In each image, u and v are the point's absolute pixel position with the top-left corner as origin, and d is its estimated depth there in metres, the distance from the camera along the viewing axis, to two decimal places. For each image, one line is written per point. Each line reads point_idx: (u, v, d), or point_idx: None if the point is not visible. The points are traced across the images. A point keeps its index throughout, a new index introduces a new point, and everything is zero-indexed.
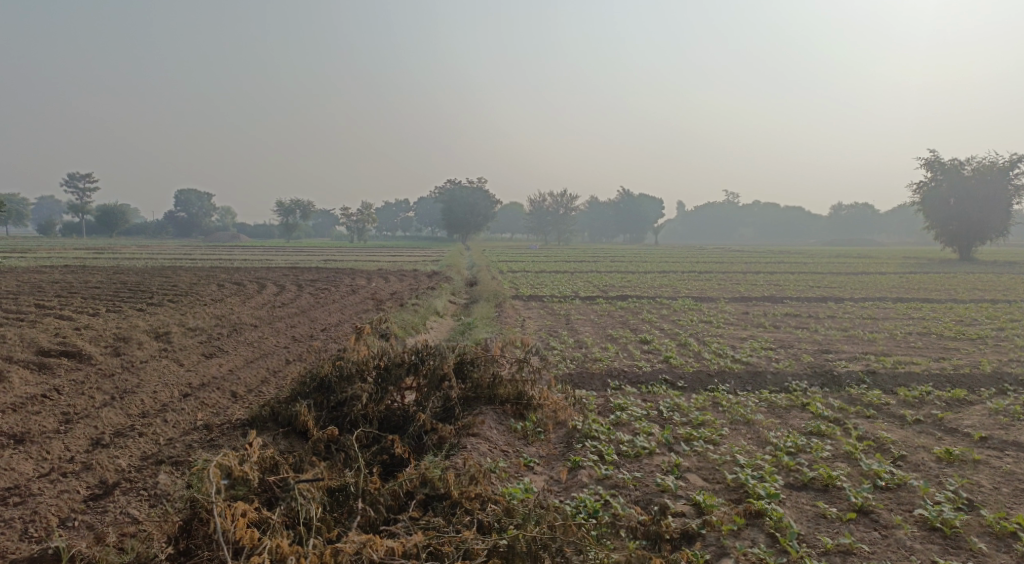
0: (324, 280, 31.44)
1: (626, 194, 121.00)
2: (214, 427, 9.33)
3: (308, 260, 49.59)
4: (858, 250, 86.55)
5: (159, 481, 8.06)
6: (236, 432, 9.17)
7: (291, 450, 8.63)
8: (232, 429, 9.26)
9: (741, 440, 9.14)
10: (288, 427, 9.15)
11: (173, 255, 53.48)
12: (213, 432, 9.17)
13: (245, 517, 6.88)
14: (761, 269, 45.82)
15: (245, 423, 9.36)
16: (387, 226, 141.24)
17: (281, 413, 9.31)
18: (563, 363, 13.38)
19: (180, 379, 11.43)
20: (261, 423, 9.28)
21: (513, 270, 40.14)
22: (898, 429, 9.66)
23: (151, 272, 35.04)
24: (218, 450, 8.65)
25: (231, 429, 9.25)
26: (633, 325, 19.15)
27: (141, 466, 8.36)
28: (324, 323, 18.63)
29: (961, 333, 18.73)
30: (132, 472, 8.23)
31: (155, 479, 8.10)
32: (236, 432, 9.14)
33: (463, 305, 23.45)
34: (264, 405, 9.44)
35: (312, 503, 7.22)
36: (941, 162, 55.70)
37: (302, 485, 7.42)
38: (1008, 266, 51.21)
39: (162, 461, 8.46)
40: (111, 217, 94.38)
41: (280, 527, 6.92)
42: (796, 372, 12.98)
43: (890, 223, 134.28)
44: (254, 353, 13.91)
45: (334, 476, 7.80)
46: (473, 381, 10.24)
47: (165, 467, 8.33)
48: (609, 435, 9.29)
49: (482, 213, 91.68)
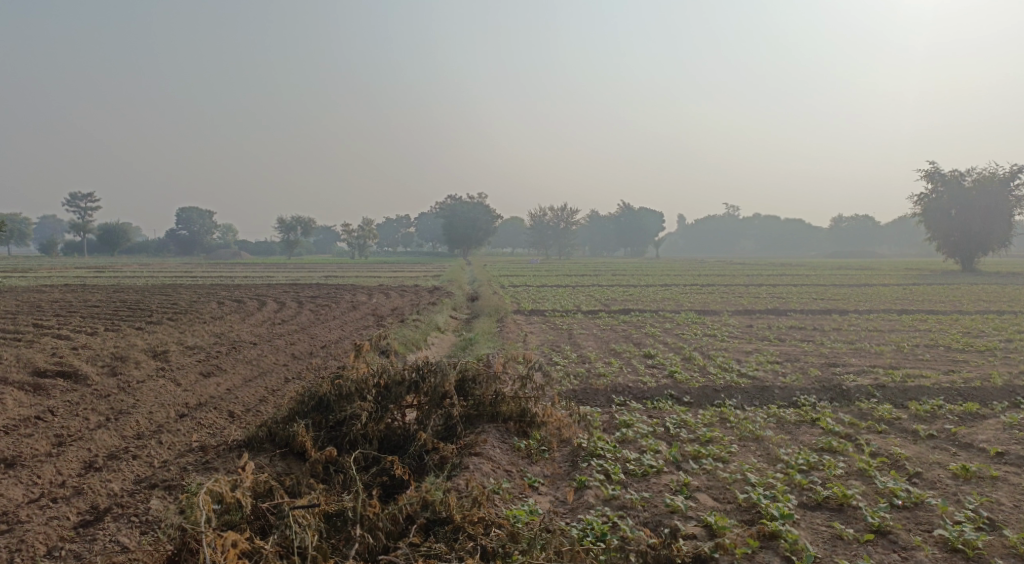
0: (324, 297, 31.25)
1: (627, 208, 120.98)
2: (210, 448, 9.09)
3: (308, 277, 49.40)
4: (860, 261, 86.47)
5: (151, 506, 7.83)
6: (232, 453, 8.93)
7: (288, 473, 8.41)
8: (228, 450, 9.02)
9: (751, 458, 8.90)
10: (285, 448, 8.93)
11: (174, 273, 53.23)
12: (208, 454, 8.93)
13: (235, 547, 6.65)
14: (763, 281, 45.62)
15: (241, 444, 9.13)
16: (388, 241, 141.27)
17: (278, 433, 9.09)
18: (566, 378, 13.16)
19: (177, 399, 11.18)
20: (258, 445, 9.06)
21: (514, 285, 39.96)
22: (912, 445, 9.41)
23: (152, 290, 34.90)
24: (212, 473, 8.40)
25: (226, 451, 9.01)
26: (636, 339, 18.93)
27: (134, 491, 8.13)
28: (323, 340, 18.43)
29: (968, 344, 18.47)
30: (124, 497, 8.01)
31: (147, 504, 7.87)
32: (232, 454, 8.91)
33: (464, 320, 23.25)
34: (260, 425, 9.21)
35: (307, 531, 6.98)
36: (941, 173, 55.59)
37: (297, 512, 7.18)
38: (1011, 277, 50.95)
39: (155, 485, 8.23)
40: (112, 235, 94.36)
41: (273, 557, 6.69)
42: (804, 386, 12.74)
43: (891, 235, 134.13)
44: (252, 371, 13.68)
45: (332, 500, 7.57)
46: (475, 398, 10.02)
47: (157, 492, 8.09)
48: (615, 453, 9.06)
49: (483, 229, 91.60)
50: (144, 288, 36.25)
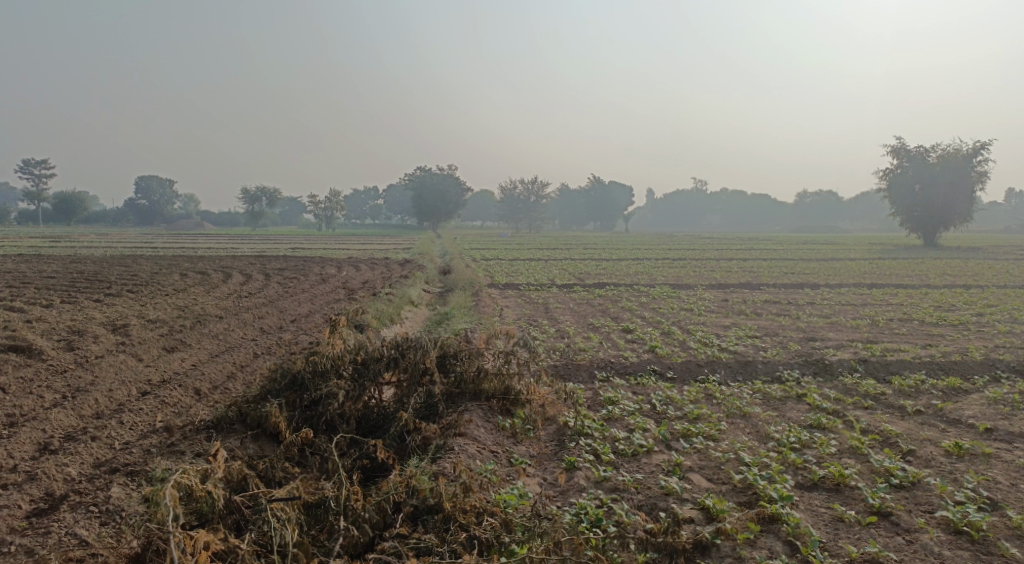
0: (292, 269, 30.54)
1: (597, 181, 120.80)
2: (175, 429, 8.59)
3: (275, 249, 48.39)
4: (826, 236, 87.49)
5: (111, 495, 7.33)
6: (200, 435, 8.42)
7: (262, 456, 7.97)
8: (195, 432, 8.51)
9: (742, 436, 8.67)
10: (257, 428, 8.45)
11: (133, 244, 51.89)
12: (174, 436, 8.42)
13: (208, 548, 6.24)
14: (734, 255, 45.76)
15: (208, 425, 8.64)
16: (355, 213, 139.50)
17: (248, 413, 8.62)
18: (547, 354, 12.84)
19: (139, 375, 10.63)
20: (228, 426, 8.56)
21: (486, 258, 39.53)
22: (901, 421, 9.27)
23: (111, 261, 33.80)
24: (178, 457, 7.92)
25: (193, 432, 8.49)
26: (613, 313, 18.70)
27: (93, 476, 7.63)
28: (293, 313, 17.88)
29: (941, 318, 18.56)
30: (82, 483, 7.51)
31: (107, 492, 7.37)
32: (199, 435, 8.42)
33: (437, 294, 22.81)
34: (230, 404, 8.73)
35: (287, 527, 6.58)
36: (907, 149, 56.12)
37: (275, 505, 6.79)
38: (972, 251, 51.82)
39: (116, 470, 7.73)
40: (69, 204, 91.51)
41: (251, 557, 6.30)
42: (786, 361, 12.58)
43: (854, 210, 135.94)
44: (219, 346, 13.13)
45: (311, 489, 7.17)
46: (456, 375, 9.64)
47: (118, 478, 7.59)
48: (602, 432, 8.78)
49: (453, 202, 90.80)
50: (104, 259, 35.16)
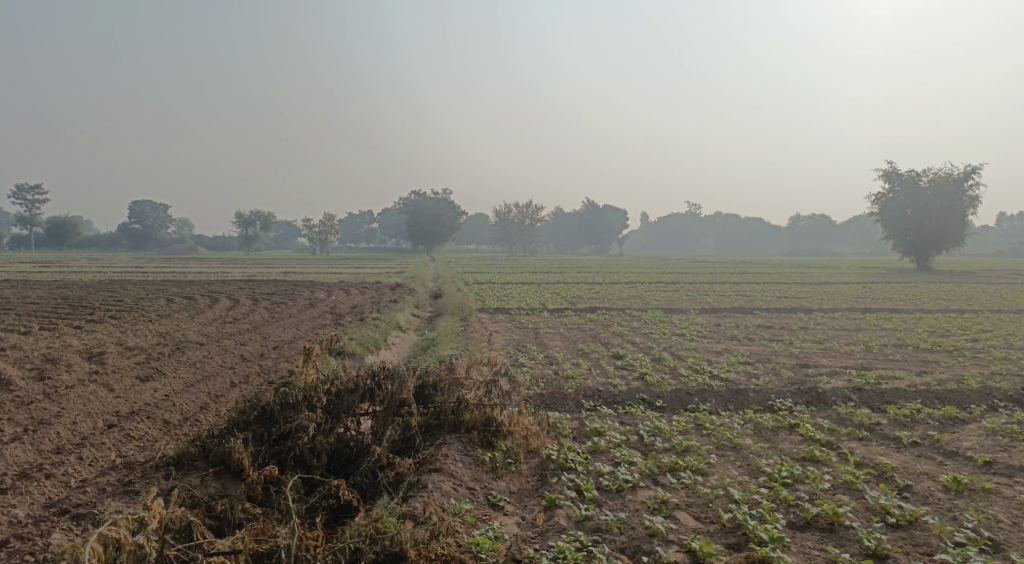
0: (281, 293, 30.18)
1: (591, 205, 120.99)
2: (136, 466, 8.21)
3: (267, 273, 48.05)
4: (820, 260, 87.57)
5: (51, 542, 6.91)
6: (158, 473, 8.04)
7: (223, 495, 7.65)
8: (154, 469, 8.13)
9: (732, 470, 8.31)
10: (220, 466, 8.13)
11: (124, 269, 51.42)
12: (132, 473, 8.04)
13: None
14: (727, 279, 45.52)
15: (170, 461, 8.28)
16: (349, 237, 139.30)
17: (212, 449, 8.29)
18: (533, 382, 12.48)
19: (107, 407, 10.25)
20: (188, 463, 8.20)
21: (479, 282, 39.20)
22: (896, 454, 8.93)
23: (98, 286, 33.36)
24: (132, 499, 7.54)
25: (152, 470, 8.11)
26: (604, 338, 18.37)
27: (40, 519, 7.23)
28: (277, 340, 17.53)
29: (937, 344, 18.26)
30: (26, 527, 7.11)
31: (47, 539, 6.95)
32: (159, 473, 8.05)
33: (426, 319, 22.46)
34: (193, 439, 8.39)
35: None
36: (899, 174, 56.25)
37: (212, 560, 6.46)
38: (966, 276, 51.75)
39: (66, 512, 7.34)
40: (61, 228, 91.06)
41: None
42: (779, 389, 12.23)
43: (847, 234, 136.30)
44: (195, 375, 12.75)
45: (265, 535, 6.84)
46: (436, 406, 9.30)
47: (64, 522, 7.18)
48: (586, 466, 8.43)
49: (447, 225, 90.67)
50: (91, 283, 34.73)
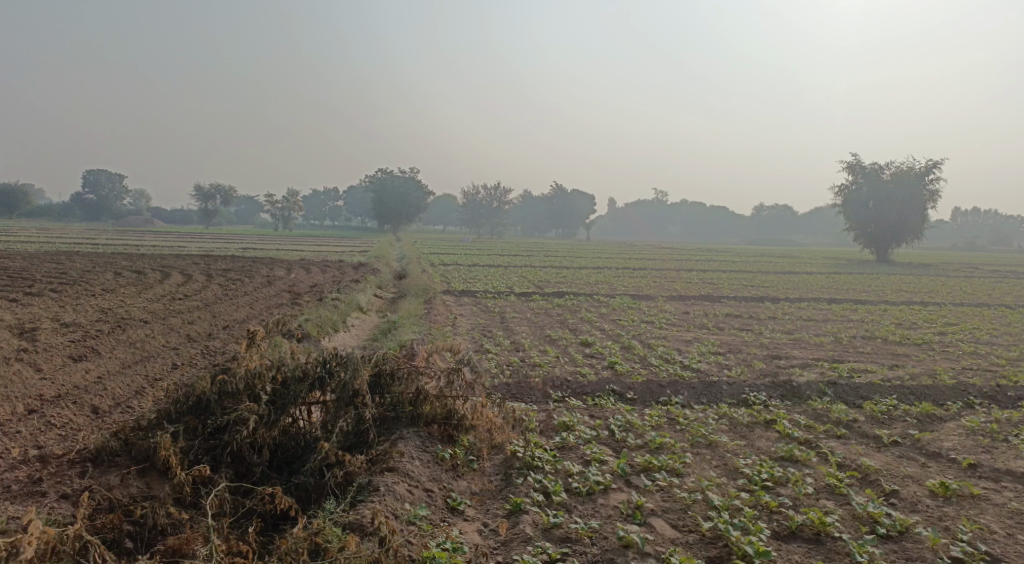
0: (238, 270, 29.06)
1: (558, 189, 120.47)
2: (51, 459, 7.47)
3: (224, 248, 46.44)
4: (783, 250, 88.32)
5: None
6: (72, 470, 7.28)
7: (145, 498, 7.00)
8: (69, 465, 7.37)
9: (709, 471, 7.87)
10: (145, 463, 7.43)
11: (75, 240, 49.37)
12: (44, 469, 7.27)
13: None
14: (693, 267, 45.38)
15: (87, 456, 7.53)
16: (313, 214, 137.06)
17: (136, 443, 7.56)
18: (498, 370, 11.84)
19: (29, 390, 9.60)
20: (108, 459, 7.44)
21: (444, 263, 38.41)
22: (877, 454, 8.51)
23: (42, 257, 31.80)
24: (36, 502, 6.78)
25: (66, 466, 7.33)
26: (572, 324, 17.83)
27: None
28: (228, 319, 16.61)
29: (905, 337, 18.07)
30: None
31: None
32: (73, 469, 7.30)
33: (389, 300, 21.70)
34: (115, 430, 7.64)
35: None
36: (863, 166, 56.57)
37: None
38: (924, 268, 52.42)
39: None
40: (10, 196, 87.54)
41: None
42: (753, 382, 11.77)
43: (808, 225, 138.01)
44: (134, 356, 12.00)
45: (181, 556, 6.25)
46: (392, 397, 8.62)
47: None
48: (554, 465, 7.94)
49: (414, 205, 89.40)
50: (37, 254, 33.09)
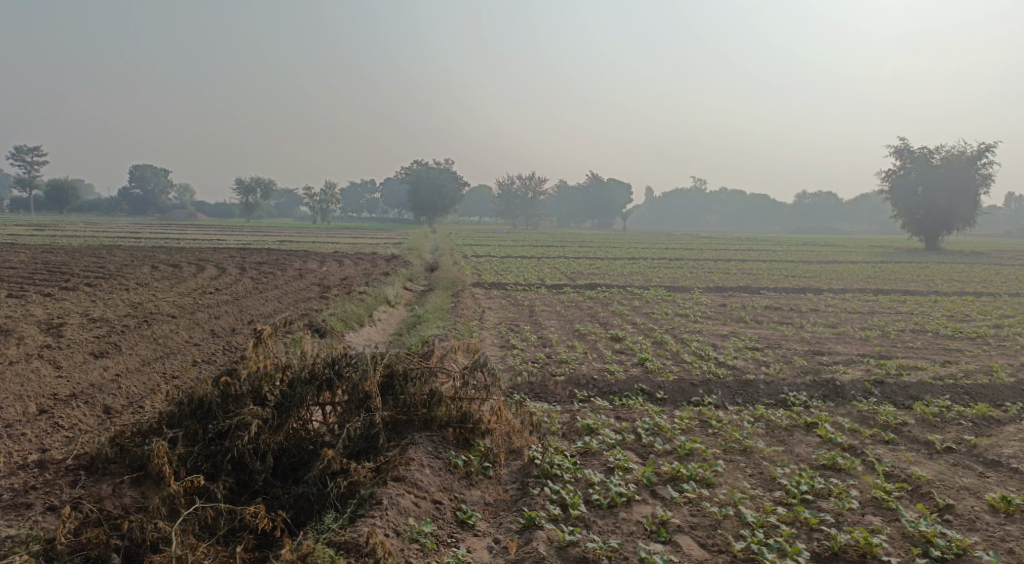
0: (271, 263, 29.09)
1: (595, 179, 119.34)
2: (47, 465, 7.51)
3: (262, 241, 46.69)
4: (825, 239, 85.95)
5: None
6: (63, 479, 7.31)
7: (138, 509, 6.99)
8: (62, 473, 7.40)
9: (742, 481, 7.37)
10: (139, 471, 7.41)
11: (118, 234, 50.14)
12: (39, 476, 7.33)
13: None
14: (732, 256, 44.32)
15: (81, 464, 7.54)
16: (352, 206, 138.07)
17: (132, 449, 7.53)
18: (521, 368, 11.41)
19: (44, 388, 9.49)
20: (102, 466, 7.47)
21: (478, 255, 38.07)
22: (929, 462, 7.86)
23: (83, 251, 32.21)
24: (22, 513, 6.82)
25: (59, 475, 7.38)
26: (603, 318, 17.29)
27: None
28: (254, 313, 16.47)
29: (957, 330, 17.12)
30: None
31: None
32: (65, 477, 7.32)
33: (418, 293, 21.40)
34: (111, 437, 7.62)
35: None
36: (910, 150, 54.65)
37: None
38: (976, 255, 50.50)
39: None
40: (61, 191, 89.62)
41: None
42: (793, 381, 11.11)
43: (853, 213, 134.63)
44: (154, 353, 11.81)
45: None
46: (404, 400, 8.40)
47: None
48: (575, 474, 7.60)
49: (450, 196, 89.32)
50: (78, 249, 33.52)
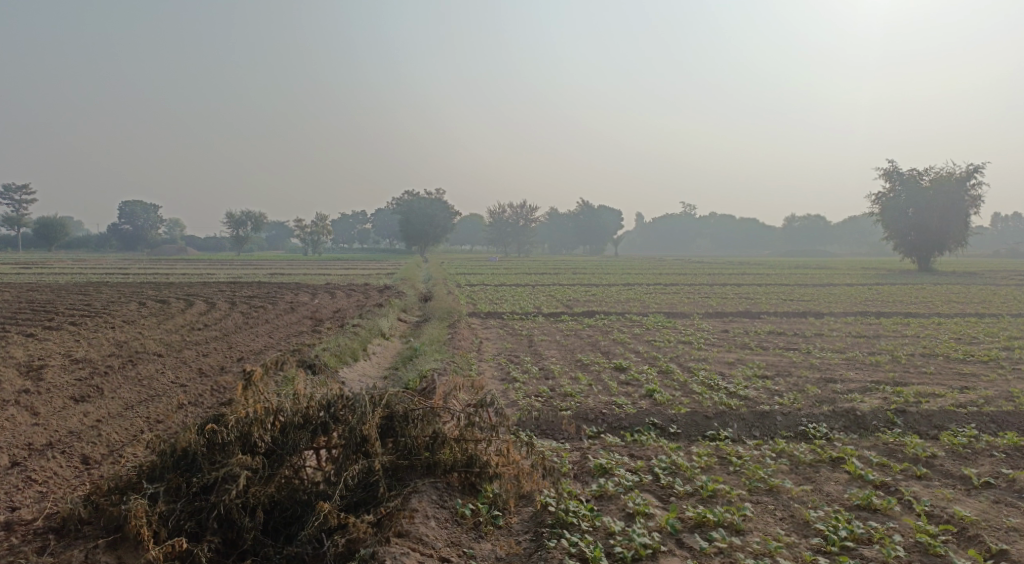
0: (262, 296, 28.45)
1: (586, 206, 119.43)
2: (15, 528, 7.00)
3: (251, 274, 45.92)
4: (818, 261, 85.75)
5: None
6: (31, 545, 6.78)
7: None
8: (30, 537, 6.88)
9: (774, 527, 7.11)
10: (116, 533, 6.89)
11: (106, 270, 49.24)
12: (5, 541, 6.82)
13: None
14: (728, 281, 43.97)
15: (52, 526, 7.04)
16: (343, 238, 137.68)
17: (108, 509, 7.01)
18: (525, 402, 10.89)
19: (19, 437, 8.90)
20: (74, 529, 6.98)
21: (471, 284, 37.55)
22: (969, 499, 7.57)
23: (69, 288, 31.46)
24: None
25: (28, 539, 6.87)
26: (604, 347, 16.79)
27: None
28: (244, 349, 15.89)
29: (968, 353, 16.69)
30: None
31: None
32: (33, 543, 6.80)
33: (413, 325, 20.87)
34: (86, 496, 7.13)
35: None
36: (899, 173, 54.78)
37: None
38: (971, 276, 50.38)
39: None
40: (49, 229, 88.79)
41: None
42: (811, 411, 10.61)
43: (843, 235, 135.09)
44: (138, 396, 11.17)
45: None
46: (404, 443, 7.91)
47: None
48: (592, 522, 7.25)
49: (441, 226, 88.92)
50: (64, 286, 32.79)
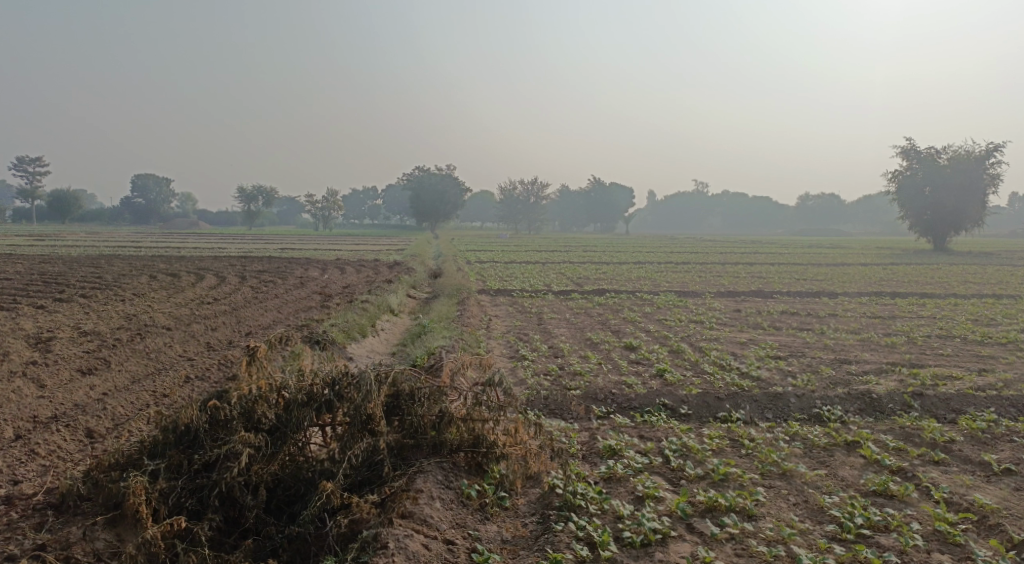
0: (272, 271, 28.37)
1: (598, 183, 118.72)
2: (14, 503, 6.95)
3: (262, 249, 45.87)
4: (831, 241, 84.92)
5: None
6: (28, 521, 6.73)
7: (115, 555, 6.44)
8: (29, 513, 6.84)
9: (788, 513, 6.96)
10: (115, 510, 6.84)
11: (118, 243, 49.47)
12: (4, 516, 6.78)
13: None
14: (740, 260, 43.60)
15: (51, 503, 6.98)
16: (354, 213, 137.68)
17: (108, 485, 6.95)
18: (534, 381, 10.73)
19: (24, 409, 8.83)
20: (73, 506, 6.92)
21: (481, 261, 37.34)
22: (989, 487, 7.40)
23: (81, 261, 31.54)
24: None
25: (27, 514, 6.82)
26: (614, 325, 16.58)
27: None
28: (252, 324, 15.79)
29: (986, 335, 16.37)
30: None
31: None
32: (32, 519, 6.76)
33: (422, 301, 20.74)
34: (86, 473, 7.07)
35: None
36: (917, 151, 53.97)
37: None
38: (987, 257, 49.72)
39: None
40: (63, 202, 89.13)
41: None
42: (826, 393, 10.39)
43: (858, 214, 133.84)
44: (144, 370, 11.08)
45: None
46: (410, 423, 7.80)
47: None
48: (601, 505, 7.13)
49: (452, 202, 88.61)
50: (76, 259, 32.83)
